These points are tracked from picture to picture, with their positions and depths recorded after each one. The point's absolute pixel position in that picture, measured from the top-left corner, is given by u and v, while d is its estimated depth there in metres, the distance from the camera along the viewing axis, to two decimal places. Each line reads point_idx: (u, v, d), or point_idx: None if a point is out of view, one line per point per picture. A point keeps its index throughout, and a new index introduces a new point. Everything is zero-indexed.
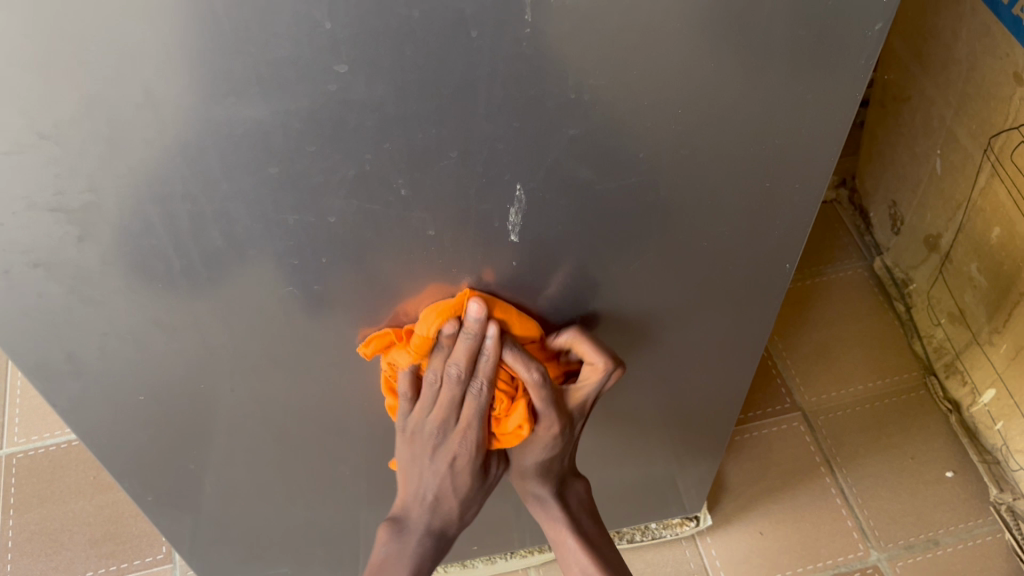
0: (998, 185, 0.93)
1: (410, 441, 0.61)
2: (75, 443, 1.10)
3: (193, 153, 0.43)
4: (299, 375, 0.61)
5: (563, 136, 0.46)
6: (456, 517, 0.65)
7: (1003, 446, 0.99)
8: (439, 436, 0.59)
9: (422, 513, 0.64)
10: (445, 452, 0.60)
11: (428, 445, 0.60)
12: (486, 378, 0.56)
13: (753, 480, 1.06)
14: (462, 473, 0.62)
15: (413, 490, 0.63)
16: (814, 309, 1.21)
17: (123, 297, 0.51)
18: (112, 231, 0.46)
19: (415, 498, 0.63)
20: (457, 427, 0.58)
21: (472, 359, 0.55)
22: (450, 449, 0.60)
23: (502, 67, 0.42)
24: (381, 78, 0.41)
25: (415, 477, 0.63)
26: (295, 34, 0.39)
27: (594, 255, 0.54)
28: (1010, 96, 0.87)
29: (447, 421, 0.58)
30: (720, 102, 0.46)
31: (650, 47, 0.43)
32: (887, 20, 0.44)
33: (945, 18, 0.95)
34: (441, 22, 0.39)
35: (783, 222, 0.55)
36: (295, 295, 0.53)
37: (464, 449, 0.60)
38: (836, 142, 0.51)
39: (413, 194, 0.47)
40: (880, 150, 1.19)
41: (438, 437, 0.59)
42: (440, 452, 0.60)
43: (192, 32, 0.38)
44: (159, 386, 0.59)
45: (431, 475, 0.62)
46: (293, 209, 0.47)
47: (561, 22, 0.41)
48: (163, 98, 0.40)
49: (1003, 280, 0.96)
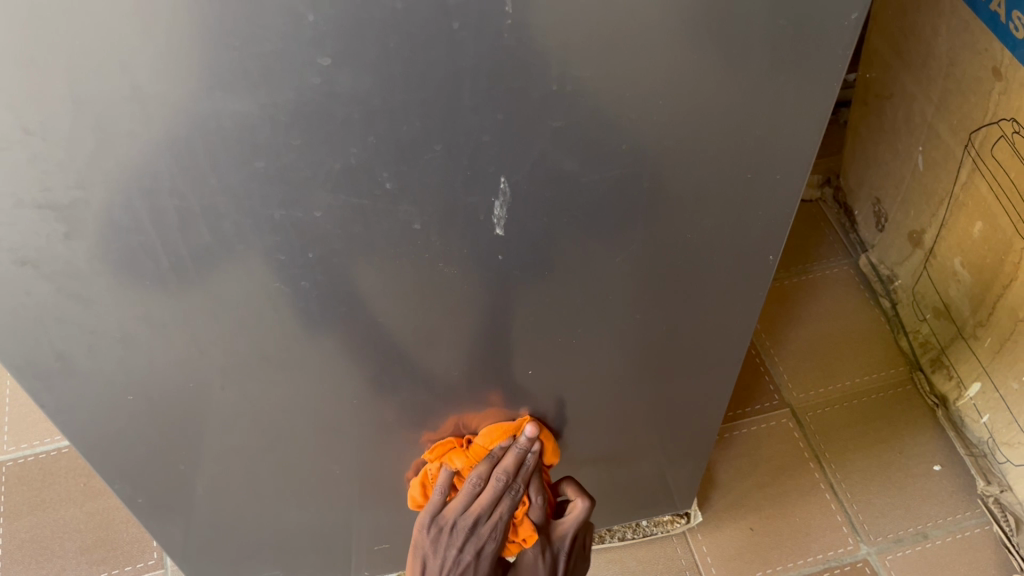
0: (980, 179, 0.94)
1: (438, 535, 0.69)
2: (65, 450, 1.10)
3: (180, 148, 0.43)
4: (289, 373, 0.61)
5: (547, 127, 0.46)
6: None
7: (989, 439, 1.00)
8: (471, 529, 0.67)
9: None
10: (472, 544, 0.68)
11: (458, 538, 0.68)
12: (522, 480, 0.69)
13: (743, 477, 1.06)
14: (476, 573, 0.69)
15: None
16: (800, 306, 1.22)
17: (111, 295, 0.51)
18: (100, 228, 0.47)
19: None
20: (488, 524, 0.68)
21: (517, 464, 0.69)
22: (478, 543, 0.68)
23: (485, 60, 0.42)
24: (365, 72, 0.42)
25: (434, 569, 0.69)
26: (279, 28, 0.39)
27: (579, 249, 0.55)
28: (989, 91, 0.88)
29: (483, 516, 0.67)
30: (701, 92, 0.47)
31: (631, 38, 0.43)
32: (862, 10, 0.45)
33: (924, 15, 0.97)
34: (424, 14, 0.40)
35: (766, 214, 0.56)
36: (283, 291, 0.53)
37: (489, 546, 0.68)
38: (816, 134, 0.51)
39: (399, 187, 0.48)
40: (863, 148, 1.20)
41: (469, 533, 0.67)
42: (468, 543, 0.68)
43: (178, 26, 0.38)
44: (149, 385, 0.59)
45: (452, 569, 0.69)
46: (281, 204, 0.47)
47: (542, 13, 0.41)
48: (148, 93, 0.41)
49: (986, 274, 0.97)
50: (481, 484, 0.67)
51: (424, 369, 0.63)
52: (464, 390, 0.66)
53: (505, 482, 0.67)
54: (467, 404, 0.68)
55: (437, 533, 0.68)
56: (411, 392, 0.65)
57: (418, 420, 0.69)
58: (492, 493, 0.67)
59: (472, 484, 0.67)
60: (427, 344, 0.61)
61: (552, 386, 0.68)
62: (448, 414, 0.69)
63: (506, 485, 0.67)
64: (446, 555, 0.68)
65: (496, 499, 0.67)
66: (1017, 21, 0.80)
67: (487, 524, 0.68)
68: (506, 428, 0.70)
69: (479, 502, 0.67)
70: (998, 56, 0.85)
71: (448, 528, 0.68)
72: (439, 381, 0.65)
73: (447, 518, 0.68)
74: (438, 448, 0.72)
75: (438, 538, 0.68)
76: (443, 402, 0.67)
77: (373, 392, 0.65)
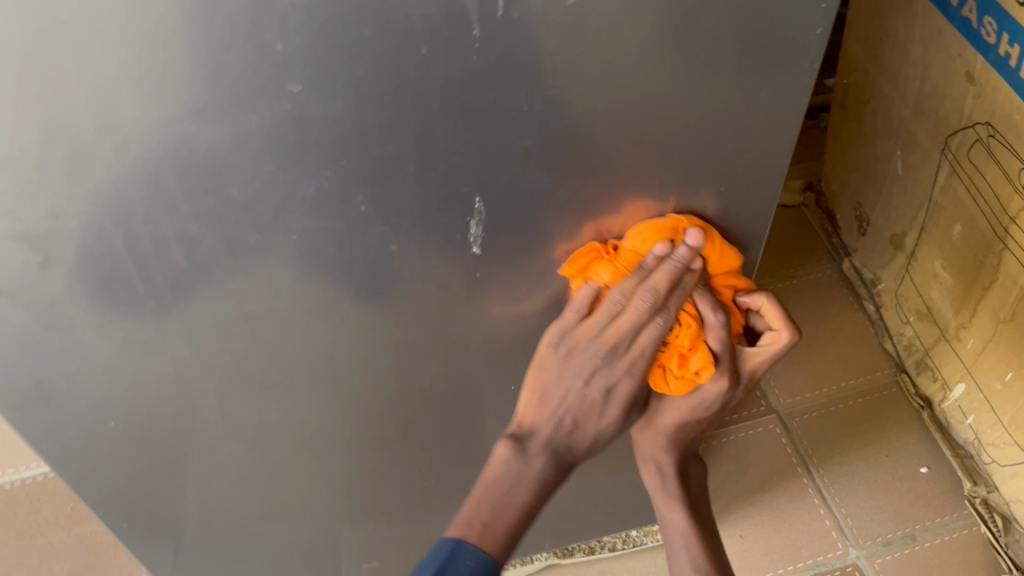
0: (957, 182, 0.95)
1: (562, 363, 0.55)
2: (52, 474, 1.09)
3: (152, 175, 0.43)
4: (271, 395, 0.61)
5: (519, 147, 0.47)
6: (578, 453, 0.59)
7: (975, 440, 1.01)
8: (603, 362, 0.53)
9: (553, 439, 0.57)
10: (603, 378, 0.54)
11: (587, 369, 0.54)
12: (680, 307, 0.53)
13: (731, 484, 1.06)
14: (607, 406, 0.56)
15: (547, 417, 0.56)
16: (786, 311, 1.23)
17: (89, 323, 0.51)
18: (75, 257, 0.47)
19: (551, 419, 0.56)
20: (629, 356, 0.53)
21: (677, 284, 0.52)
22: (613, 377, 0.54)
23: (454, 82, 0.42)
24: (336, 96, 0.42)
25: (555, 402, 0.56)
26: (248, 56, 0.39)
27: (557, 264, 0.55)
28: (964, 95, 0.89)
29: (621, 346, 0.53)
30: (670, 108, 0.47)
31: (599, 58, 0.44)
32: (827, 25, 0.46)
33: (898, 21, 0.97)
34: (392, 39, 0.40)
35: (740, 225, 0.57)
36: (260, 314, 0.53)
37: (627, 380, 0.55)
38: (787, 146, 0.52)
39: (373, 209, 0.48)
40: (843, 153, 1.21)
41: (602, 363, 0.53)
42: (598, 377, 0.54)
43: (147, 54, 0.39)
44: (128, 411, 0.59)
45: (576, 404, 0.56)
46: (256, 228, 0.47)
47: (510, 36, 0.41)
48: (119, 122, 0.41)
49: (967, 276, 0.98)
50: (626, 301, 0.52)
51: (406, 387, 0.63)
52: (447, 406, 0.66)
53: (657, 305, 0.51)
54: (450, 420, 0.68)
55: (561, 360, 0.54)
56: (393, 411, 0.65)
57: (401, 437, 0.69)
58: (637, 316, 0.51)
59: (613, 305, 0.52)
60: (408, 362, 0.61)
61: None
62: (432, 430, 0.69)
63: (653, 310, 0.51)
64: (571, 386, 0.55)
65: (641, 325, 0.52)
66: (988, 26, 0.81)
67: (628, 357, 0.53)
68: (662, 229, 0.53)
69: (619, 326, 0.52)
70: (972, 60, 0.86)
71: (576, 355, 0.54)
72: (421, 399, 0.65)
73: (576, 343, 0.53)
74: (580, 253, 0.54)
75: (562, 366, 0.55)
76: (426, 419, 0.67)
77: (356, 411, 0.65)
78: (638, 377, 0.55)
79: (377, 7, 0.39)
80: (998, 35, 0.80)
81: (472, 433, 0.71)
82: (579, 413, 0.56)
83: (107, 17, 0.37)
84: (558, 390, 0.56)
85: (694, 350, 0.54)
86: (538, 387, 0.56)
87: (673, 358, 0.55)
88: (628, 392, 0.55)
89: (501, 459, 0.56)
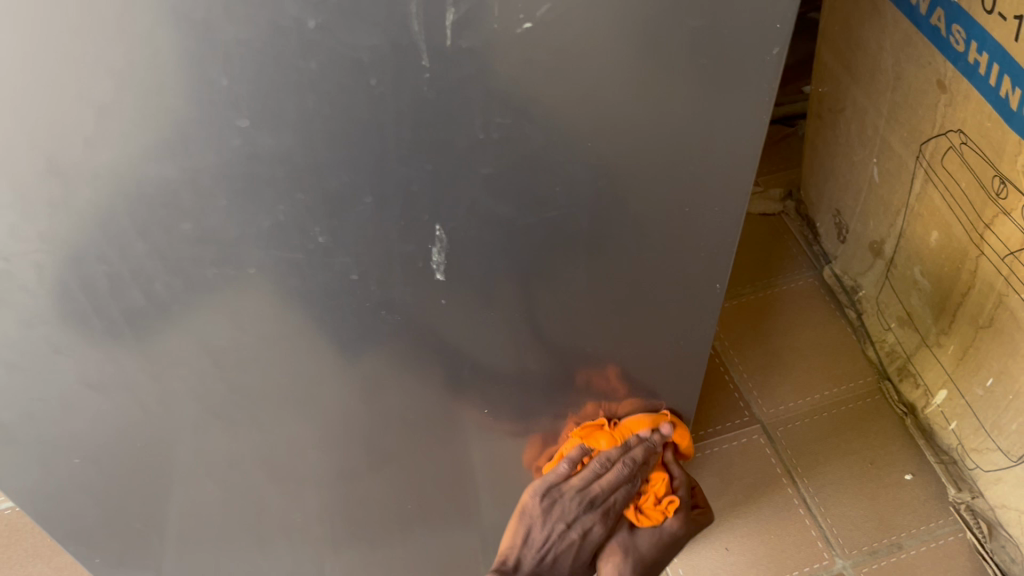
0: (932, 189, 0.95)
1: (546, 509, 0.69)
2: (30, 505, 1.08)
3: (103, 215, 0.43)
4: (239, 427, 0.60)
5: (477, 174, 0.46)
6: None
7: (958, 445, 1.00)
8: (582, 513, 0.69)
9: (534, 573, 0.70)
10: (580, 525, 0.69)
11: (569, 517, 0.68)
12: (643, 471, 0.70)
13: (715, 496, 1.06)
14: (582, 550, 0.70)
15: (530, 557, 0.70)
16: (768, 320, 1.22)
17: (47, 361, 0.51)
18: (29, 295, 0.47)
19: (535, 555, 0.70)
20: (600, 509, 0.69)
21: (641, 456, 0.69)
22: (587, 525, 0.69)
23: (406, 112, 0.42)
24: (286, 131, 0.41)
25: (539, 543, 0.69)
26: (194, 95, 0.39)
27: (524, 289, 0.55)
28: (935, 103, 0.89)
29: (596, 500, 0.68)
30: (627, 131, 0.47)
31: (553, 84, 0.43)
32: (783, 45, 0.45)
33: (869, 30, 0.98)
34: (339, 72, 0.40)
35: (709, 248, 0.56)
36: (223, 348, 0.53)
37: (598, 528, 0.70)
38: (750, 168, 0.51)
39: (333, 241, 0.47)
40: (820, 161, 1.21)
41: (580, 514, 0.68)
42: (576, 525, 0.69)
43: (88, 96, 0.38)
44: (94, 446, 0.59)
45: (555, 547, 0.69)
46: (213, 263, 0.47)
47: (460, 66, 0.41)
48: (67, 165, 0.41)
49: (945, 282, 0.98)
50: (604, 467, 0.67)
51: (378, 415, 0.63)
52: (421, 432, 0.66)
53: (626, 472, 0.68)
54: (424, 445, 0.68)
55: (546, 510, 0.69)
56: (366, 439, 0.65)
57: (377, 464, 0.68)
58: (612, 480, 0.67)
59: (594, 467, 0.68)
60: (378, 390, 0.60)
61: (510, 424, 0.68)
62: (407, 456, 0.68)
63: (624, 474, 0.68)
64: (552, 531, 0.69)
65: (613, 486, 0.68)
66: (957, 34, 0.81)
67: (602, 509, 0.69)
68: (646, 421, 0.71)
69: (597, 484, 0.67)
70: (942, 69, 0.86)
71: (559, 505, 0.68)
72: (393, 426, 0.64)
73: (558, 495, 0.68)
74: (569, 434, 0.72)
75: (547, 515, 0.69)
76: (401, 445, 0.67)
77: (328, 440, 0.64)
78: (604, 526, 0.70)
79: (322, 41, 0.38)
80: (966, 43, 0.80)
81: (448, 457, 0.70)
82: (558, 554, 0.70)
83: (47, 61, 0.37)
84: (541, 533, 0.69)
85: (657, 499, 0.73)
86: (525, 529, 0.70)
87: (644, 505, 0.73)
88: (599, 536, 0.70)
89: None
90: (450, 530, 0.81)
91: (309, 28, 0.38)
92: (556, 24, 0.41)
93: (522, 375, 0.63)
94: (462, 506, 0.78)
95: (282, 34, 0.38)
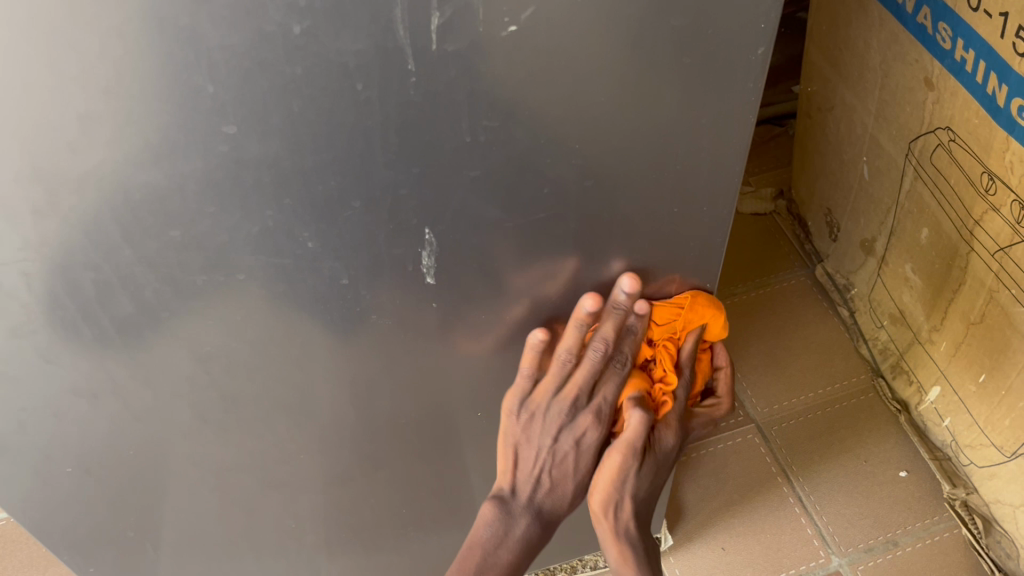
0: (922, 186, 0.95)
1: (528, 421, 0.59)
2: None
3: (91, 223, 0.43)
4: (232, 434, 0.60)
5: (465, 177, 0.46)
6: (557, 514, 0.63)
7: (952, 442, 1.01)
8: (568, 416, 0.58)
9: (531, 502, 0.61)
10: (570, 432, 0.59)
11: (552, 427, 0.59)
12: (630, 352, 0.59)
13: (711, 496, 1.06)
14: (581, 459, 0.61)
15: (525, 481, 0.61)
16: (762, 319, 1.22)
17: (37, 369, 0.51)
18: (17, 304, 0.47)
19: (529, 474, 0.61)
20: (589, 409, 0.59)
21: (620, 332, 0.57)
22: (579, 431, 0.59)
23: (393, 116, 0.42)
24: (273, 136, 0.41)
25: (529, 462, 0.60)
26: (180, 102, 0.39)
27: (513, 291, 0.55)
28: (923, 101, 0.90)
29: (579, 400, 0.58)
30: (614, 133, 0.47)
31: (539, 87, 0.43)
32: (768, 45, 0.45)
33: (856, 28, 0.98)
34: (325, 77, 0.40)
35: (698, 247, 0.56)
36: (214, 354, 0.53)
37: (592, 434, 0.60)
38: (737, 166, 0.52)
39: (321, 246, 0.47)
40: (810, 159, 1.21)
41: (567, 420, 0.59)
42: (566, 431, 0.59)
43: (73, 103, 0.38)
44: (85, 455, 0.58)
45: (548, 464, 0.60)
46: (202, 270, 0.47)
47: (445, 69, 0.41)
48: (53, 174, 0.41)
49: (936, 278, 0.98)
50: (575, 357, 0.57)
51: (370, 419, 0.63)
52: (414, 435, 0.66)
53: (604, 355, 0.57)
54: (417, 448, 0.68)
55: (526, 423, 0.59)
56: (359, 444, 0.65)
57: (370, 468, 0.68)
58: (588, 370, 0.57)
59: (562, 357, 0.57)
60: (370, 394, 0.60)
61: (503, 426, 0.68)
62: (400, 460, 0.68)
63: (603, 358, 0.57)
64: (541, 446, 0.60)
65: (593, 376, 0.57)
66: (943, 31, 0.82)
67: (590, 411, 0.59)
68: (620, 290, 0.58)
69: (573, 380, 0.57)
70: (929, 66, 0.86)
71: (539, 415, 0.59)
72: (386, 429, 0.64)
73: (538, 403, 0.59)
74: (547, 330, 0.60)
75: (529, 429, 0.59)
76: (394, 449, 0.67)
77: (321, 445, 0.64)
78: (603, 429, 0.60)
79: (307, 47, 0.38)
80: (953, 40, 0.81)
81: (442, 460, 0.70)
82: (554, 470, 0.61)
83: (32, 70, 0.37)
84: (531, 451, 0.60)
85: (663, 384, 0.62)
86: (511, 452, 0.60)
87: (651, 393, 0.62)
88: (597, 441, 0.60)
89: (487, 520, 0.61)
90: (445, 533, 0.81)
91: (295, 33, 0.38)
92: (542, 26, 0.41)
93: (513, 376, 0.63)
94: (456, 509, 0.78)
95: (267, 39, 0.38)
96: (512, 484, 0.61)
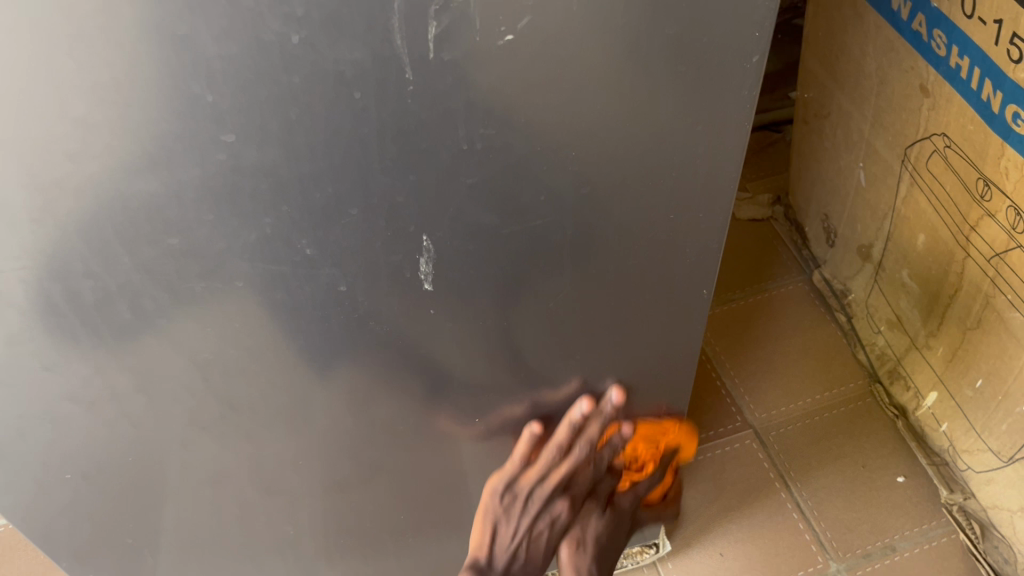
0: (918, 192, 0.96)
1: (511, 502, 0.67)
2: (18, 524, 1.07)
3: (89, 230, 0.43)
4: (229, 441, 0.60)
5: (461, 185, 0.47)
6: None
7: (949, 447, 1.01)
8: (546, 500, 0.68)
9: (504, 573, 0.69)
10: (545, 513, 0.68)
11: (533, 509, 0.68)
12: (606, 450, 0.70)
13: (709, 502, 1.06)
14: (549, 535, 0.70)
15: (500, 554, 0.69)
16: (760, 325, 1.23)
17: (35, 377, 0.51)
18: (15, 311, 0.47)
19: (504, 549, 0.69)
20: (566, 492, 0.68)
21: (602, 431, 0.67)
22: (554, 512, 0.69)
23: (390, 124, 0.42)
24: (271, 144, 0.42)
25: (507, 539, 0.68)
26: (178, 111, 0.39)
27: (510, 297, 0.55)
28: (919, 108, 0.90)
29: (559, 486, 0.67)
30: (611, 140, 0.47)
31: (536, 95, 0.44)
32: (763, 53, 0.46)
33: (852, 36, 0.98)
34: (323, 86, 0.40)
35: (696, 253, 0.57)
36: (212, 361, 0.53)
37: (563, 513, 0.69)
38: (733, 174, 0.52)
39: (319, 253, 0.47)
40: (807, 166, 1.22)
41: (547, 503, 0.68)
42: (542, 512, 0.68)
43: (71, 113, 0.39)
44: (82, 461, 0.59)
45: (525, 541, 0.68)
46: (200, 277, 0.47)
47: (442, 78, 0.41)
48: (52, 182, 0.41)
49: (933, 284, 0.98)
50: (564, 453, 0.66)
51: (368, 426, 0.63)
52: (412, 442, 0.66)
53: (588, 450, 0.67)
54: (415, 455, 0.68)
55: (509, 504, 0.67)
56: (357, 450, 0.65)
57: (368, 475, 0.68)
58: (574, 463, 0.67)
59: (550, 453, 0.66)
60: (369, 401, 0.60)
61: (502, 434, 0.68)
62: (398, 466, 0.68)
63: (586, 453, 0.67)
64: (519, 526, 0.68)
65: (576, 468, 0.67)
66: (938, 38, 0.82)
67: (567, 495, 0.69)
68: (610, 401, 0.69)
69: (558, 471, 0.66)
70: (924, 73, 0.87)
71: (522, 498, 0.67)
72: (385, 437, 0.64)
73: (521, 488, 0.67)
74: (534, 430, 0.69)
75: (511, 510, 0.68)
76: (392, 455, 0.67)
77: (319, 452, 0.64)
78: (572, 509, 0.70)
79: (304, 55, 0.38)
80: (948, 47, 0.81)
81: (440, 468, 0.70)
82: (527, 545, 0.69)
83: (31, 79, 0.37)
84: (509, 529, 0.68)
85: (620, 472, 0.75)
86: (490, 529, 0.68)
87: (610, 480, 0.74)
88: (566, 519, 0.70)
89: None
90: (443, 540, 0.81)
91: (292, 42, 0.38)
92: (538, 34, 0.41)
93: (512, 382, 0.63)
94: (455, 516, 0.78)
95: (265, 49, 0.38)
96: (486, 556, 0.69)
